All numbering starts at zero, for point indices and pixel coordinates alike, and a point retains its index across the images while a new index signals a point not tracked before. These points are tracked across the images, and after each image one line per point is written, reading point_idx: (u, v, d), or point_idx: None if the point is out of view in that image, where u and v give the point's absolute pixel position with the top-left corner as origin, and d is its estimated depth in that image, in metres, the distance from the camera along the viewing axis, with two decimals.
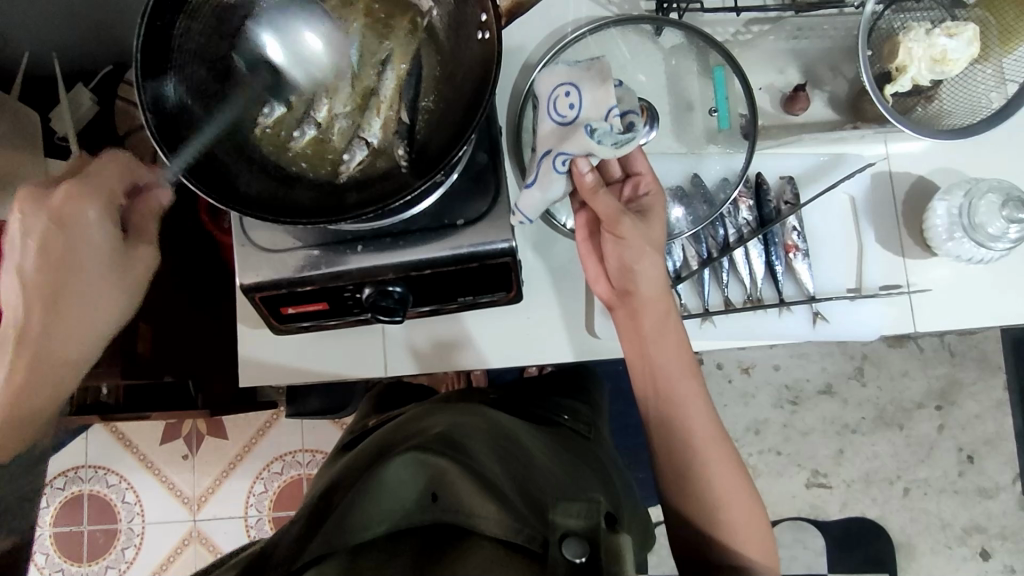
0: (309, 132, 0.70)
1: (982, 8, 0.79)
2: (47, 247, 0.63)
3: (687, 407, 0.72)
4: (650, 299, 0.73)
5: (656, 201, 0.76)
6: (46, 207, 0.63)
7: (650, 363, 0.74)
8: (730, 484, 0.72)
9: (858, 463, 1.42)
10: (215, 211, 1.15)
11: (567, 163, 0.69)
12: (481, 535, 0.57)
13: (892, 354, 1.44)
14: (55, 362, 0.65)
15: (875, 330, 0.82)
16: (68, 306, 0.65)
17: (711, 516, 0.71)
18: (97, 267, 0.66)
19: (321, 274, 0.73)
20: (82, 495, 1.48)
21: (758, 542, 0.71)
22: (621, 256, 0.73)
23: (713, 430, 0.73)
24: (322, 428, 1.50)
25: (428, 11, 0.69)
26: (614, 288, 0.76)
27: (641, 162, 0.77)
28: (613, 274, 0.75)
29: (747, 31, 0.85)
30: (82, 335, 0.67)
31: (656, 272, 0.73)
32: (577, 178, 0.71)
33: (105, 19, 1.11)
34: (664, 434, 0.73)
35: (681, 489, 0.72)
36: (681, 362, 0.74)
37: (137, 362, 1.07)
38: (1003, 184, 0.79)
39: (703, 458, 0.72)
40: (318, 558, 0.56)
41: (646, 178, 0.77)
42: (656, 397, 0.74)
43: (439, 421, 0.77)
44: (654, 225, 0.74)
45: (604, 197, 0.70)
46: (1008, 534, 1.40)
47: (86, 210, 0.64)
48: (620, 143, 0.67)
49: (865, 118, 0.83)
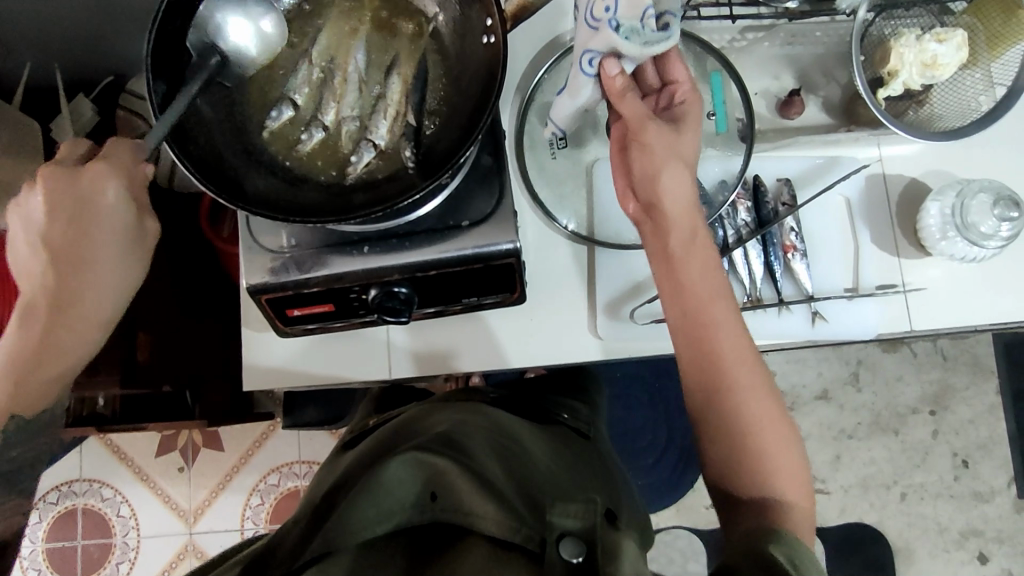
0: (317, 135, 0.71)
1: (971, 15, 0.82)
2: (70, 221, 0.64)
3: (719, 323, 0.69)
4: (674, 215, 0.70)
5: (692, 108, 0.73)
6: (68, 182, 0.64)
7: (680, 282, 0.70)
8: (762, 412, 0.69)
9: (855, 468, 1.43)
10: (217, 217, 1.16)
11: (596, 64, 0.70)
12: (478, 534, 0.57)
13: (886, 360, 1.46)
14: (74, 325, 0.67)
15: (872, 329, 0.84)
16: (84, 277, 0.66)
17: (741, 447, 0.68)
18: (113, 238, 0.67)
19: (328, 274, 0.73)
20: (75, 510, 1.47)
21: (790, 478, 0.68)
22: (646, 165, 0.71)
23: (746, 352, 0.69)
24: (319, 438, 1.50)
25: (434, 17, 0.71)
26: (641, 203, 0.73)
27: (677, 68, 0.74)
28: (637, 185, 0.72)
29: (742, 39, 0.87)
30: (100, 298, 0.68)
31: (683, 187, 0.70)
32: (605, 80, 0.70)
33: (109, 29, 1.12)
34: (693, 362, 0.69)
35: (711, 426, 0.69)
36: (714, 284, 0.70)
37: (135, 370, 1.06)
38: (992, 184, 0.80)
39: (737, 396, 0.68)
40: (319, 556, 0.56)
41: (682, 87, 0.74)
42: (683, 320, 0.70)
43: (445, 419, 0.78)
44: (686, 135, 0.71)
45: (631, 100, 0.70)
46: (1005, 538, 1.41)
47: (100, 188, 0.65)
48: (649, 43, 0.67)
49: (859, 122, 0.86)
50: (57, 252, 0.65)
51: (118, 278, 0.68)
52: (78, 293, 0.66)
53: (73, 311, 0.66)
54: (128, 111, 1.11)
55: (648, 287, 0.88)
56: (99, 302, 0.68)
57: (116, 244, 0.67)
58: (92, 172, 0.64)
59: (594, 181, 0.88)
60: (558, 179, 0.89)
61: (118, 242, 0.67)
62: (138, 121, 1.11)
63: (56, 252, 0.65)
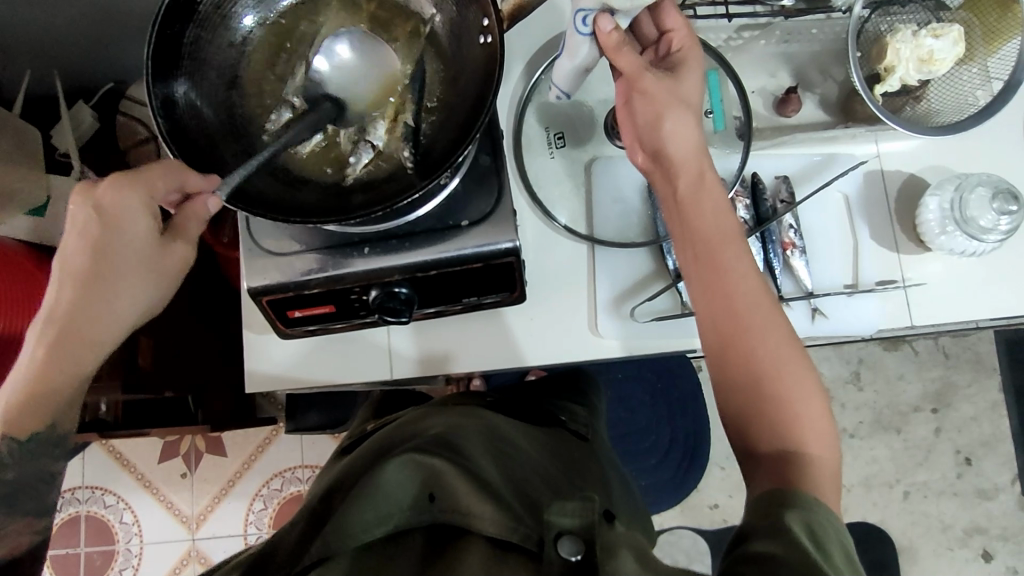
0: (315, 136, 0.71)
1: (966, 10, 0.82)
2: (87, 240, 0.66)
3: (730, 272, 0.68)
4: (681, 161, 0.72)
5: (689, 57, 0.74)
6: (91, 199, 0.66)
7: (688, 230, 0.70)
8: (781, 352, 0.67)
9: (858, 467, 1.43)
10: (216, 224, 1.17)
11: (590, 22, 0.70)
12: (475, 533, 0.57)
13: (887, 358, 1.46)
14: (79, 344, 0.67)
15: (872, 325, 0.84)
16: (97, 297, 0.67)
17: (759, 393, 0.66)
18: (129, 258, 0.67)
19: (328, 276, 0.73)
20: (78, 516, 1.47)
21: (813, 424, 0.65)
22: (648, 113, 0.72)
23: (763, 297, 0.68)
24: (321, 443, 1.50)
25: (431, 18, 0.71)
26: (648, 152, 0.74)
27: (671, 17, 0.74)
28: (642, 136, 0.73)
29: (738, 37, 0.88)
30: (112, 316, 0.68)
31: (687, 132, 0.71)
32: (601, 38, 0.70)
33: (108, 37, 1.12)
34: (710, 319, 0.69)
35: (727, 375, 0.68)
36: (721, 229, 0.70)
37: (138, 375, 1.06)
38: (991, 178, 0.81)
39: (755, 344, 0.66)
40: (318, 561, 0.57)
41: (679, 34, 0.74)
42: (695, 268, 0.70)
43: (438, 423, 0.77)
44: (684, 83, 0.72)
45: (627, 54, 0.70)
46: (1009, 535, 1.41)
47: (120, 207, 0.66)
48: None
49: (856, 119, 0.86)
50: (71, 270, 0.66)
51: (129, 298, 0.68)
52: (91, 312, 0.67)
53: (85, 329, 0.67)
54: (128, 118, 1.12)
55: (648, 286, 0.88)
56: (109, 322, 0.68)
57: (132, 264, 0.68)
58: (115, 194, 0.66)
59: (592, 180, 0.89)
60: (556, 178, 0.89)
61: (133, 261, 0.68)
62: (139, 127, 1.11)
63: (71, 270, 0.66)
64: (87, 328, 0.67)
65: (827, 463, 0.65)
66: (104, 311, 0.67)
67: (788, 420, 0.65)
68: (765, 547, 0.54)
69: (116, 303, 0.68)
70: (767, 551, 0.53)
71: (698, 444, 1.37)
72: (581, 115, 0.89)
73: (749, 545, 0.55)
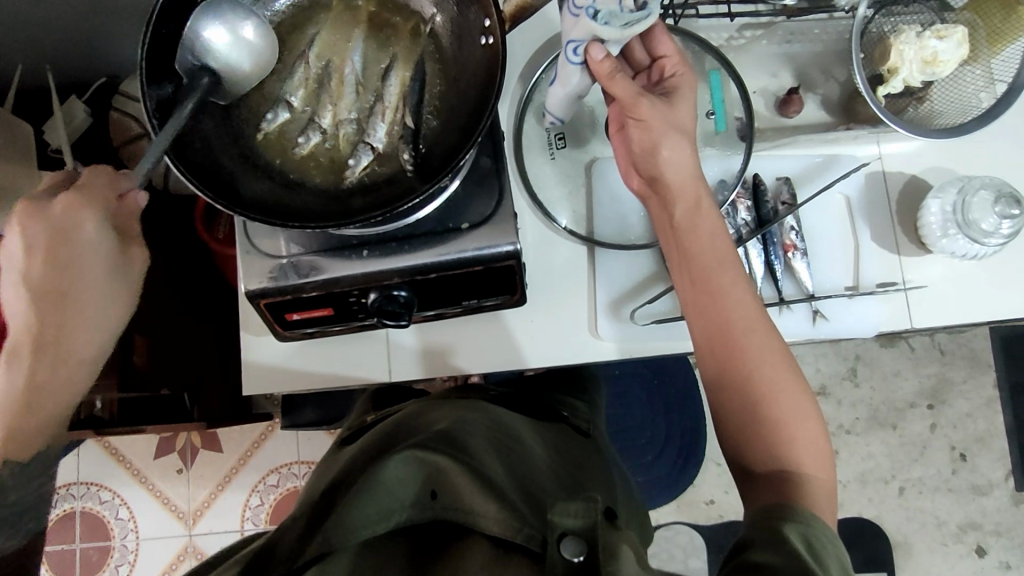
0: (313, 139, 0.70)
1: (970, 12, 0.81)
2: (47, 258, 0.62)
3: (729, 287, 0.69)
4: (678, 186, 0.72)
5: (683, 82, 0.74)
6: (46, 216, 0.61)
7: (691, 249, 0.71)
8: (776, 365, 0.67)
9: (853, 463, 1.44)
10: (211, 221, 1.16)
11: (580, 52, 0.68)
12: (478, 532, 0.56)
13: (884, 355, 1.47)
14: (67, 364, 0.66)
15: (873, 327, 0.84)
16: (75, 318, 0.65)
17: (760, 413, 0.66)
18: (100, 270, 0.65)
19: (324, 279, 0.73)
20: (74, 512, 1.46)
21: (810, 445, 0.66)
22: (644, 139, 0.72)
23: (758, 317, 0.69)
24: (318, 439, 1.50)
25: (432, 18, 0.71)
26: (646, 178, 0.75)
27: (665, 42, 0.74)
28: (640, 163, 0.74)
29: (740, 36, 0.89)
30: (94, 329, 0.66)
31: (684, 157, 0.71)
32: (593, 66, 0.68)
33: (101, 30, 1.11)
34: (709, 334, 0.69)
35: (727, 388, 0.68)
36: (721, 246, 0.71)
37: (132, 374, 1.05)
38: (993, 181, 0.80)
39: (753, 357, 0.67)
40: (318, 556, 0.55)
41: (671, 61, 0.75)
42: (693, 289, 0.71)
43: (438, 418, 0.77)
44: (681, 107, 0.72)
45: (621, 81, 0.68)
46: (1003, 531, 1.42)
47: (82, 223, 0.62)
48: (629, 23, 0.63)
49: (858, 120, 0.86)
50: (38, 291, 0.63)
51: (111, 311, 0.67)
52: (66, 330, 0.65)
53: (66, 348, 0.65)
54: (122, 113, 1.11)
55: (648, 288, 0.87)
56: (91, 338, 0.67)
57: (105, 275, 0.66)
58: (68, 212, 0.61)
59: (592, 182, 0.88)
60: (557, 180, 0.88)
61: (102, 276, 0.65)
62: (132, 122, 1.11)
63: (37, 291, 0.63)
64: (66, 348, 0.65)
65: (822, 479, 0.65)
66: (85, 328, 0.66)
67: (786, 439, 0.66)
68: (763, 557, 0.54)
69: (89, 320, 0.66)
70: (765, 561, 0.53)
71: (695, 438, 1.38)
72: (582, 117, 0.88)
73: (749, 552, 0.55)
